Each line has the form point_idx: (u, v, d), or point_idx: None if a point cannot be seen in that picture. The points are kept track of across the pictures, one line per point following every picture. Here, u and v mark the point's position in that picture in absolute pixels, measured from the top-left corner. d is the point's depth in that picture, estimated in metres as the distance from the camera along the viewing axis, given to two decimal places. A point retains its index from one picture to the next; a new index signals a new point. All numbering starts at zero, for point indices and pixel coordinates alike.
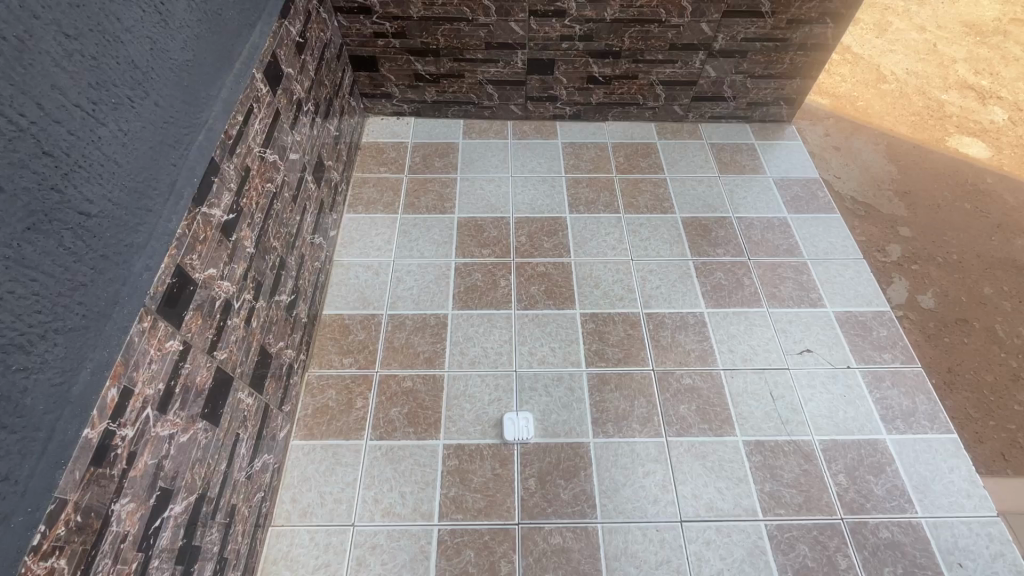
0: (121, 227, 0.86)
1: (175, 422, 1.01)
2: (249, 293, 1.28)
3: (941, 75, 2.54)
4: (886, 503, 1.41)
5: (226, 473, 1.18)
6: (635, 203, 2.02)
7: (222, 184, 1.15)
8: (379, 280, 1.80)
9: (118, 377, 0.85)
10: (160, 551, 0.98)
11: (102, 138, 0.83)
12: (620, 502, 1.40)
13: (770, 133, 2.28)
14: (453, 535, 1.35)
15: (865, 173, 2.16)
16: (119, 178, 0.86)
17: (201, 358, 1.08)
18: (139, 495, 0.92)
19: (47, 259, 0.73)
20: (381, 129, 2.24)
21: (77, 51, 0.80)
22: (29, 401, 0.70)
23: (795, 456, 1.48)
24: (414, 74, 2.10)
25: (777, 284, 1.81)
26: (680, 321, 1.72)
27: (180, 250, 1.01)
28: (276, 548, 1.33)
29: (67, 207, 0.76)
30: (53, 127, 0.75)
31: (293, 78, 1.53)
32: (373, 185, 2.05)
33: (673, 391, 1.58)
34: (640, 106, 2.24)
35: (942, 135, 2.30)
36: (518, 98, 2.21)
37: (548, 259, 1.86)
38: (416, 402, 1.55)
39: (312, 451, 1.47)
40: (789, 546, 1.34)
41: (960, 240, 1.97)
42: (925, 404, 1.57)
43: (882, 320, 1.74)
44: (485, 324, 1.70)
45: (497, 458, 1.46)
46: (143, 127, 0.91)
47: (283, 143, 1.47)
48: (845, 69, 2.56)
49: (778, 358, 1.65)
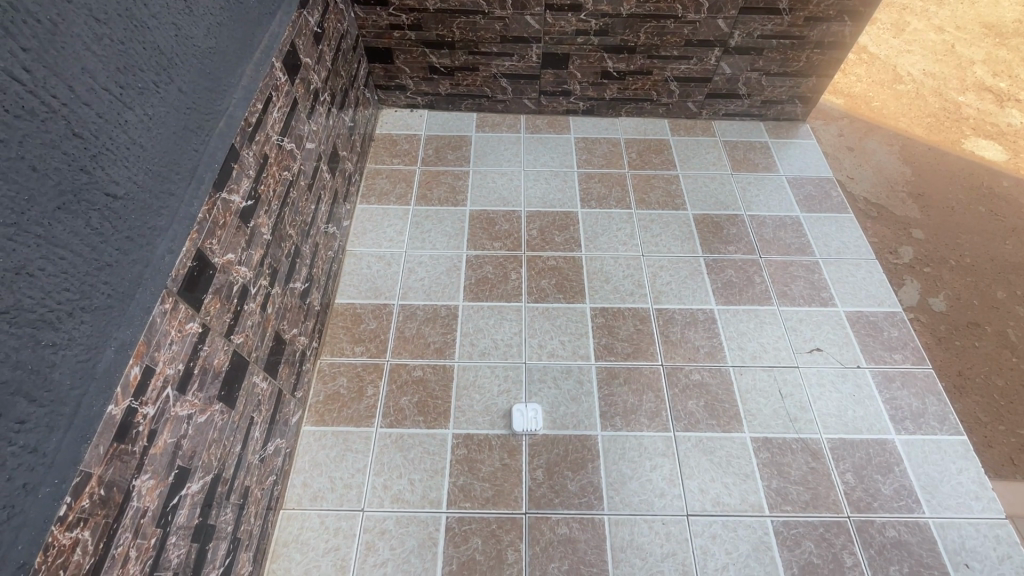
0: (144, 210, 0.87)
1: (194, 403, 1.03)
2: (265, 280, 1.30)
3: (958, 76, 2.51)
4: (893, 503, 1.41)
5: (240, 455, 1.20)
6: (647, 199, 2.02)
7: (241, 171, 1.17)
8: (390, 270, 1.81)
9: (140, 356, 0.87)
10: (177, 528, 1.00)
11: (128, 122, 0.85)
12: (626, 495, 1.41)
13: (783, 131, 2.27)
14: (461, 523, 1.37)
15: (878, 175, 2.15)
16: (144, 162, 0.87)
17: (219, 341, 1.10)
18: (158, 473, 0.94)
19: (75, 238, 0.75)
20: (394, 121, 2.25)
21: (106, 35, 0.82)
22: (57, 376, 0.71)
23: (802, 453, 1.48)
24: (428, 67, 2.11)
25: (788, 283, 1.81)
26: (690, 317, 1.72)
27: (202, 234, 1.02)
28: (286, 530, 1.35)
29: (95, 188, 0.78)
30: (83, 109, 0.77)
31: (310, 68, 1.55)
32: (386, 177, 2.06)
33: (682, 386, 1.58)
34: (654, 103, 2.24)
35: (958, 137, 2.28)
36: (531, 93, 2.21)
37: (559, 253, 1.86)
38: (426, 392, 1.57)
39: (322, 438, 1.49)
40: (794, 543, 1.35)
41: (975, 244, 1.95)
42: (935, 406, 1.57)
43: (894, 321, 1.74)
44: (496, 316, 1.71)
45: (505, 448, 1.48)
46: (167, 112, 0.93)
47: (299, 132, 1.48)
48: (861, 69, 2.54)
49: (787, 356, 1.65)
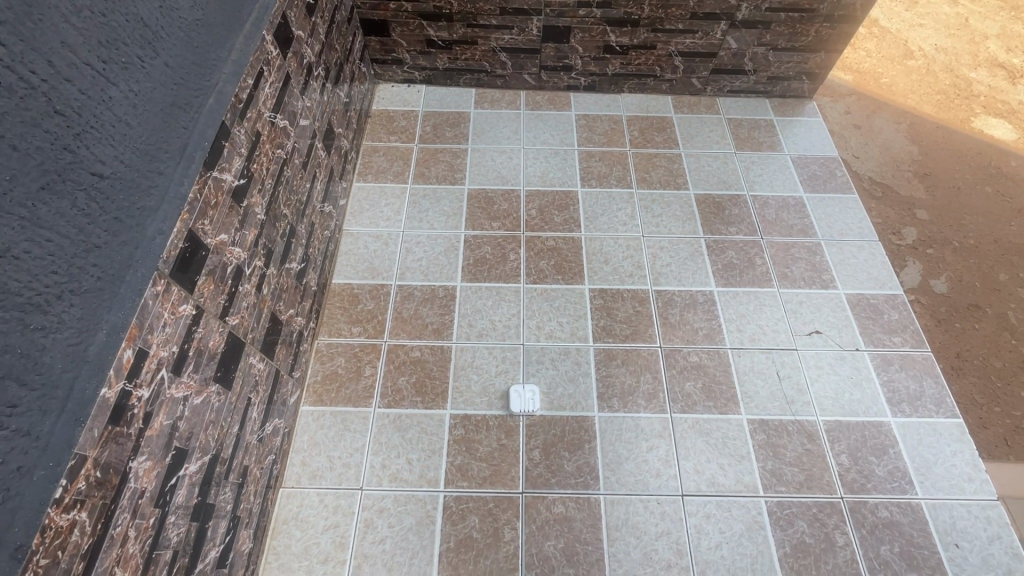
0: (133, 190, 0.85)
1: (189, 384, 1.02)
2: (260, 261, 1.29)
3: (970, 52, 2.45)
4: (887, 484, 1.43)
5: (238, 435, 1.21)
6: (647, 178, 1.99)
7: (233, 149, 1.14)
8: (388, 250, 1.80)
9: (133, 339, 0.86)
10: (176, 507, 1.01)
11: (112, 99, 0.82)
12: (622, 475, 1.42)
13: (789, 109, 2.22)
14: (459, 501, 1.38)
15: (884, 153, 2.11)
16: (130, 140, 0.85)
17: (213, 322, 1.10)
18: (155, 454, 0.94)
19: (61, 219, 0.74)
20: (392, 97, 2.20)
21: (86, 7, 0.79)
22: (48, 360, 0.71)
23: (798, 435, 1.49)
24: (425, 40, 2.06)
25: (789, 264, 1.79)
26: (689, 299, 1.71)
27: (192, 215, 1.00)
28: (286, 507, 1.37)
29: (78, 167, 0.76)
30: (64, 85, 0.75)
31: (303, 42, 1.50)
32: (383, 154, 2.03)
33: (680, 367, 1.58)
34: (658, 78, 2.18)
35: (967, 116, 2.23)
36: (532, 67, 2.15)
37: (558, 234, 1.84)
38: (424, 372, 1.57)
39: (321, 417, 1.50)
40: (787, 523, 1.37)
41: (979, 225, 1.93)
42: (932, 388, 1.57)
43: (894, 304, 1.72)
44: (494, 297, 1.70)
45: (503, 428, 1.48)
46: (153, 88, 0.90)
47: (293, 108, 1.45)
48: (870, 44, 2.47)
49: (786, 338, 1.65)
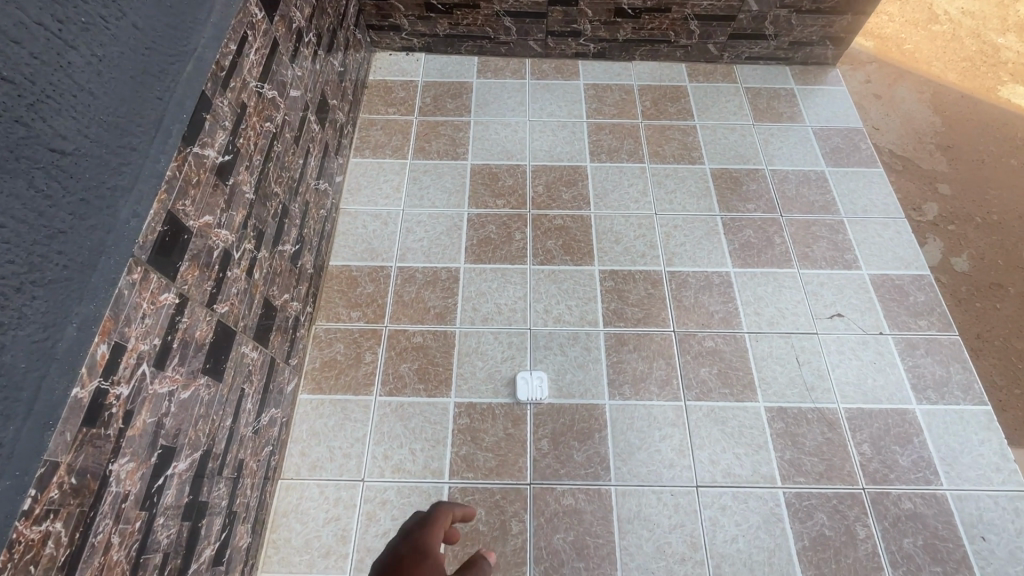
0: (102, 167, 0.76)
1: (175, 378, 0.96)
2: (250, 243, 1.20)
3: (1000, 15, 2.29)
4: (911, 474, 1.37)
5: (232, 428, 1.15)
6: (660, 152, 1.88)
7: (215, 122, 1.05)
8: (387, 230, 1.71)
9: (107, 333, 0.78)
10: (165, 508, 0.95)
11: (72, 65, 0.73)
12: (634, 465, 1.37)
13: (811, 77, 2.09)
14: (464, 493, 1.33)
15: (906, 124, 1.99)
16: (95, 111, 0.76)
17: (200, 311, 1.02)
18: (139, 455, 0.88)
19: (16, 201, 0.66)
20: (389, 66, 2.07)
21: None
22: (8, 359, 0.64)
23: (818, 423, 1.43)
24: (424, 3, 1.93)
25: (810, 244, 1.70)
26: (704, 281, 1.63)
27: (171, 195, 0.92)
28: (285, 500, 1.32)
29: (34, 143, 0.68)
30: (12, 49, 0.66)
31: (292, 4, 1.38)
32: (381, 127, 1.92)
33: (695, 353, 1.51)
34: (672, 45, 2.05)
35: (993, 84, 2.10)
36: (537, 33, 2.02)
37: (566, 212, 1.75)
38: (427, 358, 1.50)
39: (320, 406, 1.44)
40: (806, 515, 1.31)
41: (1004, 199, 1.83)
42: (960, 374, 1.50)
43: (921, 285, 1.63)
44: (499, 280, 1.62)
45: (509, 417, 1.42)
46: (121, 53, 0.81)
47: (282, 78, 1.34)
48: (895, 7, 2.31)
49: (807, 321, 1.57)
